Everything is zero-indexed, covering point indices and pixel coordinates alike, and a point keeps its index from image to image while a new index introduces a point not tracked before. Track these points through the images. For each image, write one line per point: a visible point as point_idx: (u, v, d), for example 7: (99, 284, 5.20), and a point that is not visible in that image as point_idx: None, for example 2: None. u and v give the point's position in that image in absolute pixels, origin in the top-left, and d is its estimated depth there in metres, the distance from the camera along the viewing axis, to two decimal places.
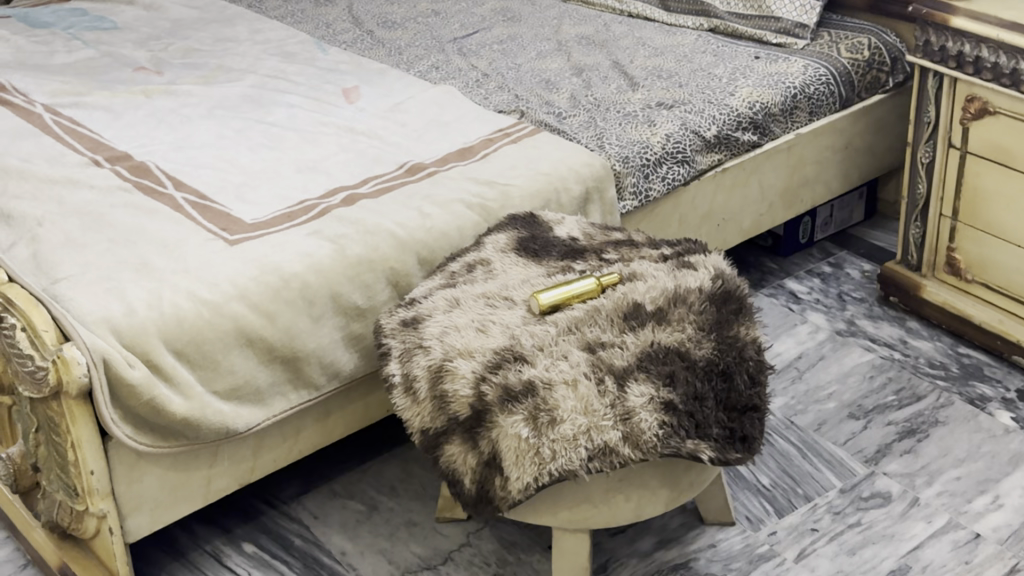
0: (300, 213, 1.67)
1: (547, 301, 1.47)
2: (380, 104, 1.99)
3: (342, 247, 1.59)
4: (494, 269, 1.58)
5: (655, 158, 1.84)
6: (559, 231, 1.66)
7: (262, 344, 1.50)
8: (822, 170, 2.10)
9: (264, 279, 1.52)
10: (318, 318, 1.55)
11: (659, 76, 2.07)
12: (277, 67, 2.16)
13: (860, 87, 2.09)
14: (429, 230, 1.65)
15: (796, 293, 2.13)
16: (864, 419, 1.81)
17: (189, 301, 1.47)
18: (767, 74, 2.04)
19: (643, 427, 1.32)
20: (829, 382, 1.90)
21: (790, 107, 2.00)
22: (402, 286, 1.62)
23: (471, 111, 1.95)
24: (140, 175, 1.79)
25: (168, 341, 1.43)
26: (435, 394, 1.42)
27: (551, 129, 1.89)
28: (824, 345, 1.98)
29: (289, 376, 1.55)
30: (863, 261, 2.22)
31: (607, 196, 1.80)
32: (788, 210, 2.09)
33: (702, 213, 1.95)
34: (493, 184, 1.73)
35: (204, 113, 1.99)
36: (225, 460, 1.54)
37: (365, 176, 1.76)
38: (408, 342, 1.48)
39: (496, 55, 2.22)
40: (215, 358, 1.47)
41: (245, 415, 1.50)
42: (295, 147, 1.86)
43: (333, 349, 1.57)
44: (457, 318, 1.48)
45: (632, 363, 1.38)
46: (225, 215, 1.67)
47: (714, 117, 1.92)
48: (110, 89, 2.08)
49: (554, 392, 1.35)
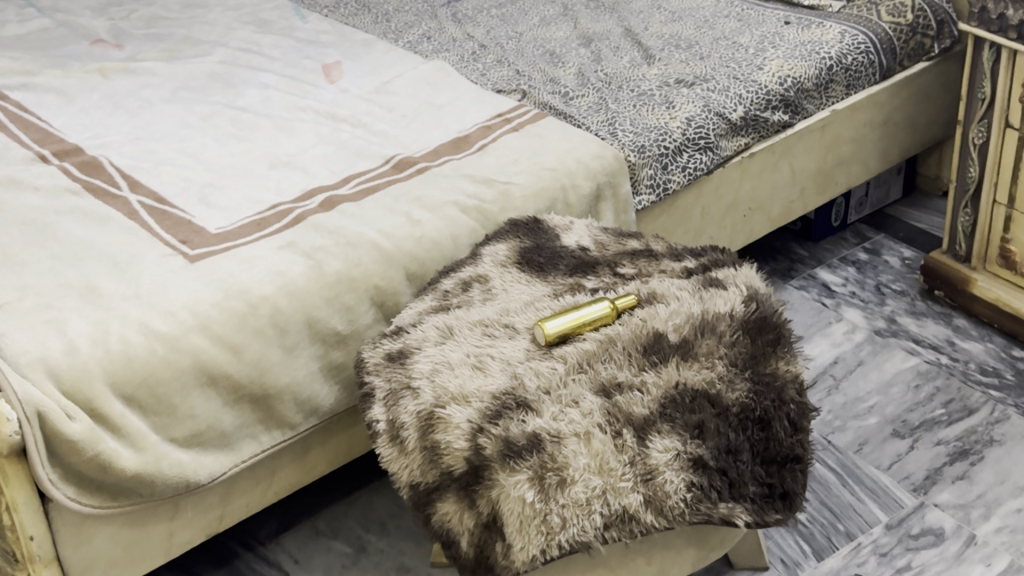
0: (271, 220, 1.47)
1: (554, 331, 1.27)
2: (365, 82, 1.77)
3: (318, 263, 1.39)
4: (493, 288, 1.38)
5: (674, 145, 1.63)
6: (566, 238, 1.45)
7: (226, 382, 1.31)
8: (859, 148, 1.88)
9: (228, 304, 1.33)
10: (291, 349, 1.35)
11: (677, 46, 1.84)
12: (251, 38, 1.94)
13: (902, 55, 1.86)
14: (419, 240, 1.44)
15: (830, 285, 1.92)
16: (911, 438, 1.61)
17: (140, 335, 1.27)
18: (799, 43, 1.81)
19: (668, 491, 1.13)
20: (870, 393, 1.69)
21: (825, 81, 1.78)
22: (389, 306, 1.42)
23: (465, 91, 1.74)
24: (92, 173, 1.58)
25: (115, 384, 1.24)
26: (425, 445, 1.22)
27: (557, 113, 1.68)
28: (862, 348, 1.78)
29: (259, 416, 1.35)
30: (903, 246, 2.00)
31: (621, 191, 1.58)
32: (821, 194, 1.88)
33: (726, 203, 1.74)
34: (492, 182, 1.52)
35: (167, 95, 1.77)
36: (189, 511, 1.34)
37: (346, 174, 1.55)
38: (394, 382, 1.28)
39: (495, 22, 1.99)
40: (172, 402, 1.27)
41: (208, 465, 1.30)
42: (267, 138, 1.65)
43: (311, 382, 1.37)
44: (448, 352, 1.28)
45: (654, 412, 1.18)
46: (186, 224, 1.47)
47: (741, 96, 1.70)
48: (63, 67, 1.86)
49: (563, 447, 1.16)
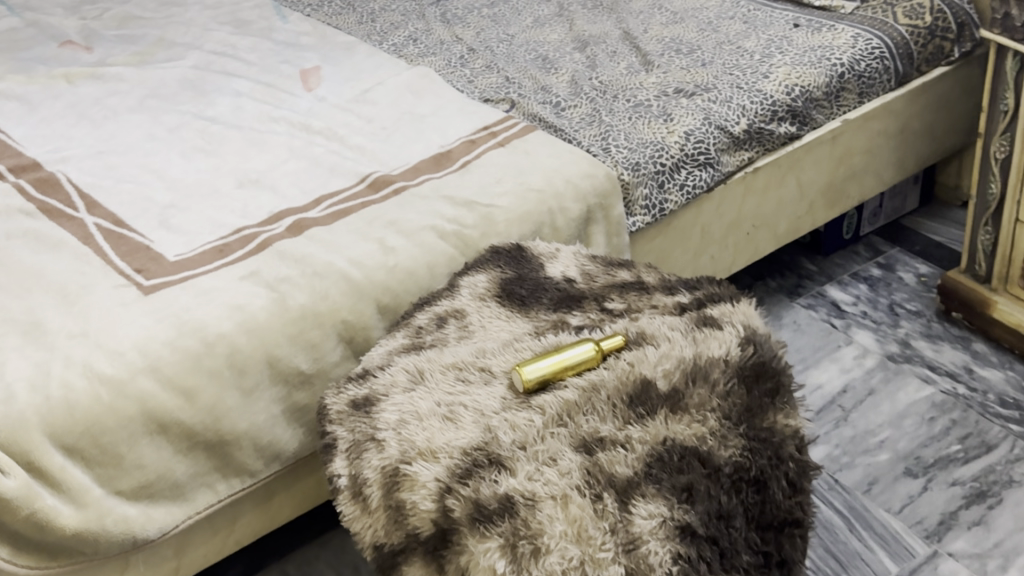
0: (235, 246, 1.37)
1: (533, 378, 1.17)
2: (344, 90, 1.67)
3: (282, 296, 1.29)
4: (470, 326, 1.27)
5: (671, 162, 1.52)
6: (551, 268, 1.35)
7: (178, 429, 1.20)
8: (872, 159, 1.77)
9: (181, 343, 1.22)
10: (249, 392, 1.24)
11: (678, 51, 1.74)
12: (227, 40, 1.84)
13: (919, 60, 1.74)
14: (392, 270, 1.34)
15: (840, 303, 1.81)
16: (924, 477, 1.50)
17: (83, 379, 1.17)
18: (809, 48, 1.69)
19: (652, 563, 0.99)
20: (881, 426, 1.58)
21: (836, 89, 1.66)
22: (358, 342, 1.32)
23: (451, 100, 1.63)
24: (48, 190, 1.48)
25: (55, 436, 1.13)
26: (390, 504, 1.12)
27: (547, 126, 1.57)
28: (873, 375, 1.67)
29: (215, 464, 1.25)
30: (919, 262, 1.89)
31: (614, 214, 1.47)
32: (830, 209, 1.76)
33: (728, 221, 1.63)
34: (473, 205, 1.41)
35: (134, 104, 1.67)
36: (140, 566, 1.24)
37: (318, 194, 1.45)
38: (358, 434, 1.17)
39: (485, 23, 1.90)
40: (118, 452, 1.17)
41: (158, 518, 1.21)
42: (237, 152, 1.54)
43: (272, 427, 1.27)
44: (417, 401, 1.18)
45: (638, 473, 1.06)
46: (143, 250, 1.36)
47: (744, 108, 1.58)
48: (27, 71, 1.76)
49: (538, 513, 1.03)
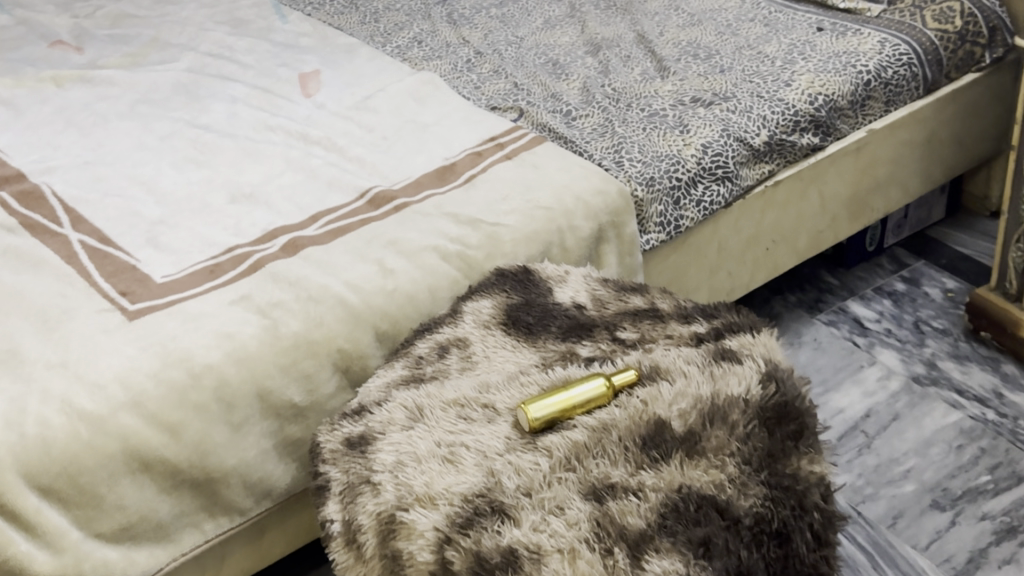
0: (226, 266, 1.29)
1: (539, 417, 1.09)
2: (344, 97, 1.59)
3: (274, 323, 1.21)
4: (474, 356, 1.20)
5: (687, 176, 1.43)
6: (560, 293, 1.27)
7: (161, 467, 1.13)
8: (898, 170, 1.68)
9: (165, 375, 1.14)
10: (238, 427, 1.17)
11: (695, 56, 1.66)
12: (223, 41, 1.77)
13: (949, 66, 1.65)
14: (391, 294, 1.26)
15: (862, 320, 1.74)
16: (952, 511, 1.42)
17: (61, 415, 1.09)
18: (833, 54, 1.61)
19: None
20: (906, 454, 1.51)
21: (861, 98, 1.58)
22: (355, 371, 1.24)
23: (456, 108, 1.55)
24: (32, 204, 1.40)
25: (30, 476, 1.06)
26: (386, 553, 1.05)
27: (557, 136, 1.49)
28: (898, 399, 1.59)
29: (201, 503, 1.17)
30: (945, 276, 1.81)
31: (626, 233, 1.40)
32: (853, 222, 1.69)
33: (746, 236, 1.55)
34: (478, 224, 1.34)
35: (125, 110, 1.60)
36: None
37: (315, 210, 1.37)
38: (352, 476, 1.11)
39: (494, 23, 1.83)
40: (98, 492, 1.09)
41: (141, 561, 1.13)
42: (230, 163, 1.47)
43: (262, 462, 1.20)
44: (416, 441, 1.10)
45: (651, 525, 0.97)
46: (129, 271, 1.29)
47: (765, 118, 1.50)
48: (14, 73, 1.69)
49: (542, 567, 0.94)
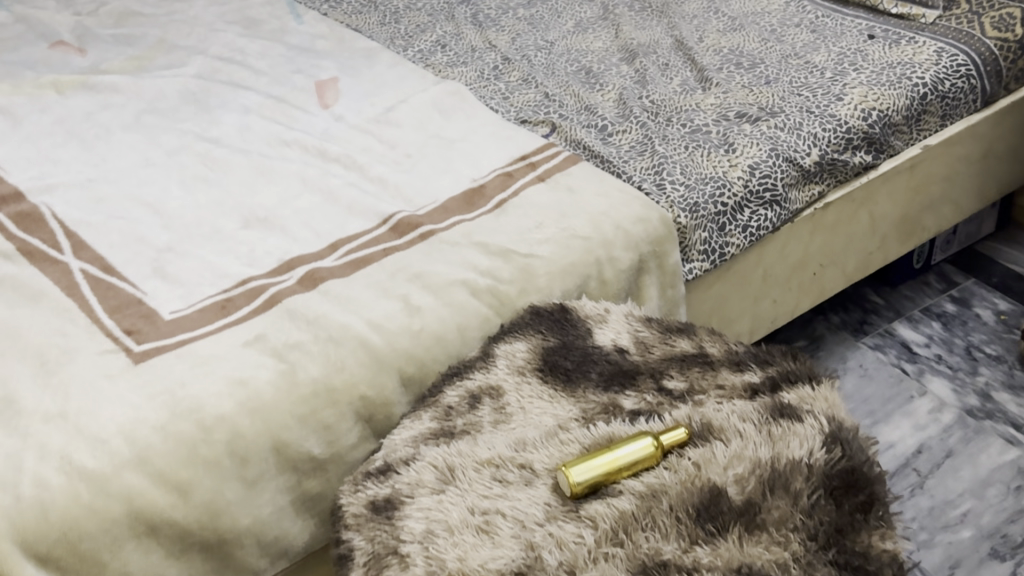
0: (240, 300, 1.20)
1: (581, 481, 0.98)
2: (363, 108, 1.49)
3: (292, 368, 1.11)
4: (508, 406, 1.11)
5: (733, 201, 1.34)
6: (600, 334, 1.18)
7: (169, 530, 1.02)
8: (951, 187, 1.58)
9: (174, 429, 1.04)
10: (253, 484, 1.07)
11: (738, 65, 1.57)
12: (234, 43, 1.68)
13: (1008, 78, 1.55)
14: (418, 335, 1.17)
15: (911, 345, 1.65)
16: (1013, 560, 1.31)
17: (60, 474, 0.98)
18: (887, 64, 1.51)
19: None
20: (962, 496, 1.41)
21: (916, 113, 1.47)
22: (379, 420, 1.15)
23: (483, 122, 1.45)
24: (30, 226, 1.30)
25: (27, 544, 0.94)
26: None
27: (593, 155, 1.40)
28: (951, 433, 1.50)
29: (211, 566, 1.07)
30: (997, 298, 1.73)
31: (668, 263, 1.30)
32: (903, 242, 1.59)
33: (793, 261, 1.45)
34: (510, 255, 1.24)
35: (130, 121, 1.50)
36: None
37: (334, 238, 1.27)
38: (378, 546, 0.99)
39: (522, 26, 1.74)
40: (100, 560, 0.98)
41: None
42: (242, 183, 1.37)
43: (279, 520, 1.10)
44: (447, 507, 1.00)
45: None
46: (135, 305, 1.19)
47: (816, 136, 1.40)
48: (12, 77, 1.59)
49: None
